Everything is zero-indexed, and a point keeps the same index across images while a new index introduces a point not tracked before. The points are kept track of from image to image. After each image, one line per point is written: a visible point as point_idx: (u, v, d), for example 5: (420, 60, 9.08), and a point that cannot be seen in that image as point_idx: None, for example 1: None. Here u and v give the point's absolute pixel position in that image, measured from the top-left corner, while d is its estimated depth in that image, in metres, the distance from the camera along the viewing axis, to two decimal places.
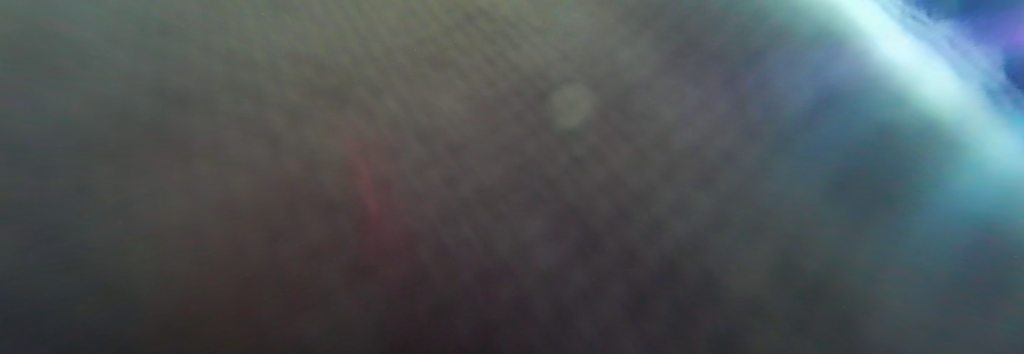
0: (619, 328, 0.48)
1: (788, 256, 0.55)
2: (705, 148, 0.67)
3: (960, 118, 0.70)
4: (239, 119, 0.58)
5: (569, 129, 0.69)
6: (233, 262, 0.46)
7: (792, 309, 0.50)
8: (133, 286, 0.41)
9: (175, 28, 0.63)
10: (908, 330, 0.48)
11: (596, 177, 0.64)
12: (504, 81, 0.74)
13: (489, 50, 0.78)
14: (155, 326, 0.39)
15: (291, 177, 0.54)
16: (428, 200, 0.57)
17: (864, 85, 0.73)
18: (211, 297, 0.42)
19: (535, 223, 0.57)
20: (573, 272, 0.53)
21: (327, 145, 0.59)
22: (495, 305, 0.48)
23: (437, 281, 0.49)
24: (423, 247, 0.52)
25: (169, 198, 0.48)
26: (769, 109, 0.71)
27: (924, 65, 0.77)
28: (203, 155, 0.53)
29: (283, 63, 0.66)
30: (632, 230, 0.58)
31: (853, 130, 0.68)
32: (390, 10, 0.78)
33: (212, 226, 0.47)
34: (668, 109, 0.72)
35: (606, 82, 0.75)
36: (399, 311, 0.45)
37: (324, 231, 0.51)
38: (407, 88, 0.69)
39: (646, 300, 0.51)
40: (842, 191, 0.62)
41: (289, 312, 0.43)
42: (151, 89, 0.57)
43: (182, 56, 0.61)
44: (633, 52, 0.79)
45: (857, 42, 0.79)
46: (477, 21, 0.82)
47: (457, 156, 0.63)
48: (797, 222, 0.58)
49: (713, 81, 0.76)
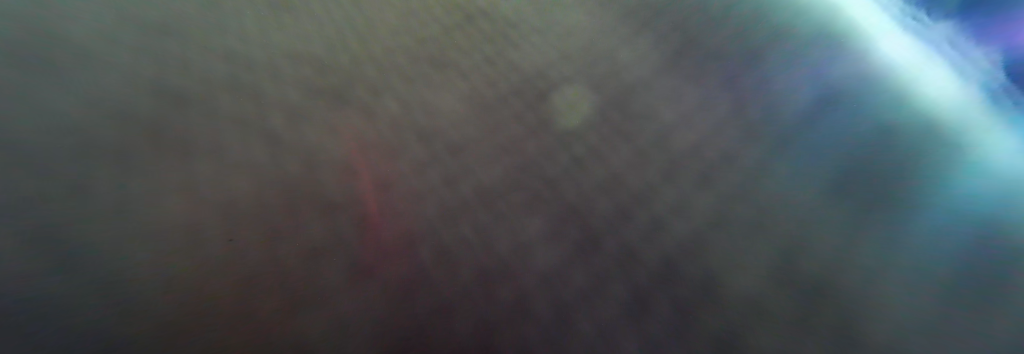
0: (619, 329, 0.48)
1: (788, 258, 0.55)
2: (704, 148, 0.68)
3: (962, 117, 0.70)
4: (239, 119, 0.58)
5: (568, 128, 0.69)
6: (234, 261, 0.46)
7: (792, 308, 0.50)
8: (135, 284, 0.41)
9: (175, 30, 0.64)
10: (909, 331, 0.48)
11: (596, 177, 0.64)
12: (504, 81, 0.74)
13: (489, 50, 0.78)
14: (155, 327, 0.39)
15: (291, 177, 0.54)
16: (428, 200, 0.57)
17: (864, 85, 0.73)
18: (212, 298, 0.42)
19: (534, 223, 0.57)
20: (573, 272, 0.53)
21: (327, 144, 0.59)
22: (495, 304, 0.48)
23: (437, 282, 0.49)
24: (423, 247, 0.52)
25: (169, 198, 0.48)
26: (769, 109, 0.72)
27: (924, 64, 0.77)
28: (203, 156, 0.53)
29: (283, 63, 0.66)
30: (632, 230, 0.58)
31: (853, 129, 0.68)
32: (391, 11, 0.79)
33: (212, 226, 0.48)
34: (668, 108, 0.73)
35: (606, 82, 0.75)
36: (399, 311, 0.45)
37: (324, 231, 0.51)
38: (407, 88, 0.69)
39: (647, 300, 0.51)
40: (843, 192, 0.62)
41: (290, 311, 0.43)
42: (152, 89, 0.57)
43: (182, 56, 0.62)
44: (633, 52, 0.80)
45: (856, 42, 0.79)
46: (478, 21, 0.82)
47: (457, 156, 0.63)
48: (798, 223, 0.58)
49: (713, 81, 0.76)
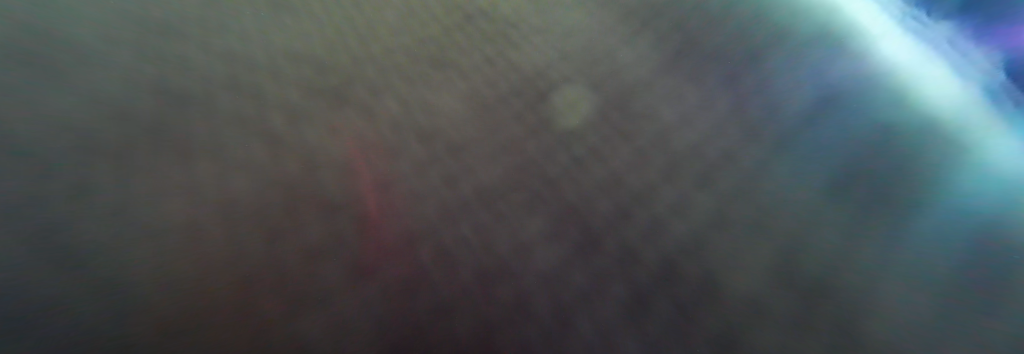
0: (619, 329, 0.48)
1: (788, 258, 0.55)
2: (703, 148, 0.68)
3: (962, 118, 0.70)
4: (240, 119, 0.58)
5: (568, 128, 0.69)
6: (234, 261, 0.46)
7: (791, 308, 0.50)
8: (135, 283, 0.41)
9: (176, 30, 0.64)
10: (908, 331, 0.48)
11: (596, 176, 0.64)
12: (504, 81, 0.74)
13: (490, 50, 0.78)
14: (153, 326, 0.39)
15: (291, 177, 0.55)
16: (428, 199, 0.57)
17: (864, 85, 0.73)
18: (212, 297, 0.42)
19: (534, 223, 0.57)
20: (574, 272, 0.53)
21: (327, 144, 0.59)
22: (496, 304, 0.48)
23: (436, 282, 0.49)
24: (423, 247, 0.52)
25: (170, 198, 0.48)
26: (769, 109, 0.72)
27: (924, 64, 0.77)
28: (204, 156, 0.53)
29: (283, 63, 0.66)
30: (633, 229, 0.58)
31: (853, 129, 0.68)
32: (391, 12, 0.79)
33: (212, 227, 0.48)
34: (668, 108, 0.73)
35: (606, 82, 0.75)
36: (399, 311, 0.45)
37: (324, 231, 0.51)
38: (407, 88, 0.69)
39: (647, 300, 0.50)
40: (843, 192, 0.62)
41: (290, 311, 0.43)
42: (152, 90, 0.57)
43: (183, 56, 0.62)
44: (633, 52, 0.80)
45: (856, 42, 0.80)
46: (478, 22, 0.82)
47: (457, 156, 0.63)
48: (798, 223, 0.58)
49: (714, 81, 0.76)
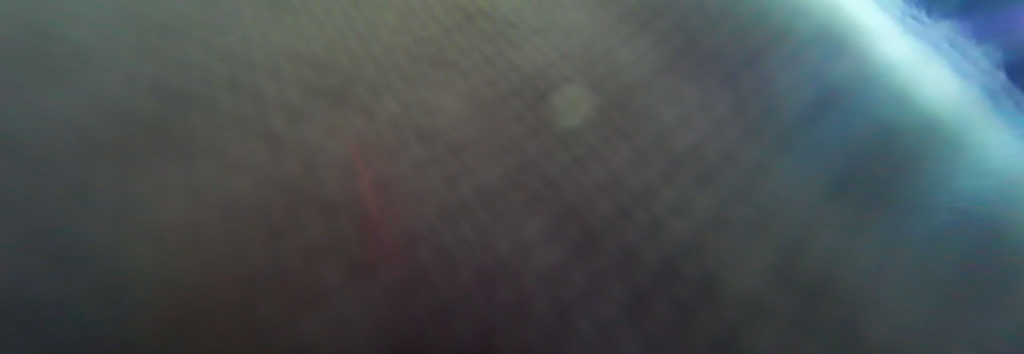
0: (619, 328, 0.48)
1: (788, 258, 0.55)
2: (703, 148, 0.68)
3: (960, 117, 0.70)
4: (239, 119, 0.58)
5: (568, 128, 0.69)
6: (234, 260, 0.45)
7: (792, 309, 0.50)
8: (134, 284, 0.41)
9: (175, 29, 0.64)
10: (909, 331, 0.48)
11: (596, 177, 0.64)
12: (504, 82, 0.74)
13: (489, 50, 0.78)
14: (152, 326, 0.38)
15: (291, 177, 0.54)
16: (428, 199, 0.57)
17: (862, 85, 0.74)
18: (210, 296, 0.42)
19: (534, 223, 0.57)
20: (573, 272, 0.53)
21: (327, 144, 0.59)
22: (496, 304, 0.48)
23: (436, 281, 0.49)
24: (422, 246, 0.52)
25: (169, 197, 0.48)
26: (768, 108, 0.72)
27: (921, 64, 0.77)
28: (203, 155, 0.53)
29: (282, 62, 0.66)
30: (633, 229, 0.58)
31: (854, 129, 0.68)
32: (391, 12, 0.79)
33: (212, 226, 0.47)
34: (668, 108, 0.73)
35: (606, 82, 0.75)
36: (399, 310, 0.45)
37: (324, 231, 0.51)
38: (407, 88, 0.69)
39: (647, 300, 0.50)
40: (842, 192, 0.62)
41: (289, 311, 0.43)
42: (151, 89, 0.57)
43: (182, 55, 0.62)
44: (634, 52, 0.80)
45: (854, 43, 0.80)
46: (478, 21, 0.82)
47: (457, 155, 0.63)
48: (797, 224, 0.58)
49: (713, 81, 0.76)
